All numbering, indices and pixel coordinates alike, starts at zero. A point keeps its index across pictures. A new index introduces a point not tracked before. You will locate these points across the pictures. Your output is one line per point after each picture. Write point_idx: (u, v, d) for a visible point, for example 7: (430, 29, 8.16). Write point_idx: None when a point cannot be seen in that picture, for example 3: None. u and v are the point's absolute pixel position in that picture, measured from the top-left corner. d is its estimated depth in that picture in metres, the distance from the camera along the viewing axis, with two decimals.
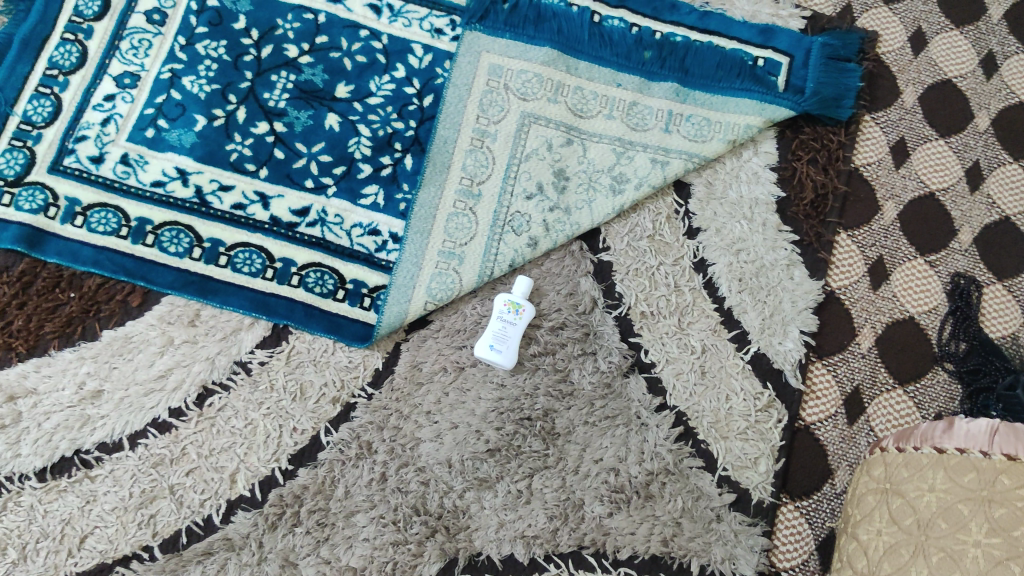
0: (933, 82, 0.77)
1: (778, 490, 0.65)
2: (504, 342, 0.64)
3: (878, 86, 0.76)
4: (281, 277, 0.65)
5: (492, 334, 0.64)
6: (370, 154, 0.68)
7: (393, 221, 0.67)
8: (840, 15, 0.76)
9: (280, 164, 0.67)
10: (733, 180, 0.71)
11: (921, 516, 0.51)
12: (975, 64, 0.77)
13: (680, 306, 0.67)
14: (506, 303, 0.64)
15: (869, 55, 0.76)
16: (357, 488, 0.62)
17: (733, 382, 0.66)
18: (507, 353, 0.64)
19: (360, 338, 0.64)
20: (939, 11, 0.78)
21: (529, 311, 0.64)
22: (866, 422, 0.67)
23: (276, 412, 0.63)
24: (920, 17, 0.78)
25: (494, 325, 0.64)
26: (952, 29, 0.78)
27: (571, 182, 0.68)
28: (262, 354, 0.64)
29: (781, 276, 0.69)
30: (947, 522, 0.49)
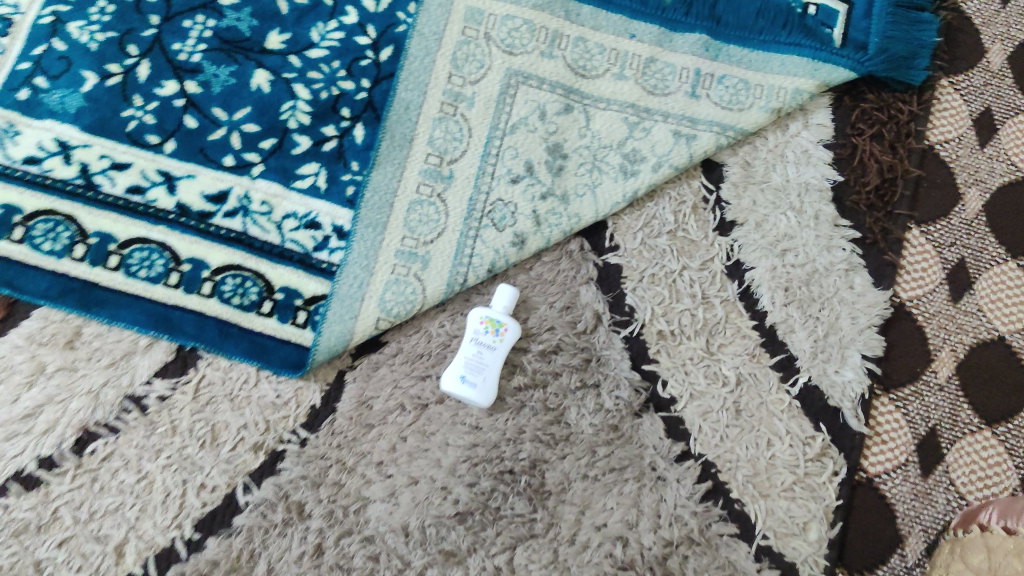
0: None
1: (833, 563, 0.49)
2: (478, 373, 0.49)
3: (955, 43, 0.61)
4: (189, 284, 0.50)
5: (463, 363, 0.49)
6: (309, 123, 0.53)
7: (337, 210, 0.52)
8: None
9: (192, 136, 0.52)
10: (776, 161, 0.56)
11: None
12: None
13: (708, 323, 0.52)
14: (483, 321, 0.50)
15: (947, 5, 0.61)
16: (283, 564, 0.46)
17: (777, 423, 0.51)
18: (483, 388, 0.49)
19: (290, 366, 0.49)
20: None
21: (513, 331, 0.50)
22: (944, 475, 0.52)
23: (179, 463, 0.48)
24: None
25: (467, 351, 0.49)
26: None
27: (570, 160, 0.53)
28: (162, 385, 0.49)
29: (837, 285, 0.54)
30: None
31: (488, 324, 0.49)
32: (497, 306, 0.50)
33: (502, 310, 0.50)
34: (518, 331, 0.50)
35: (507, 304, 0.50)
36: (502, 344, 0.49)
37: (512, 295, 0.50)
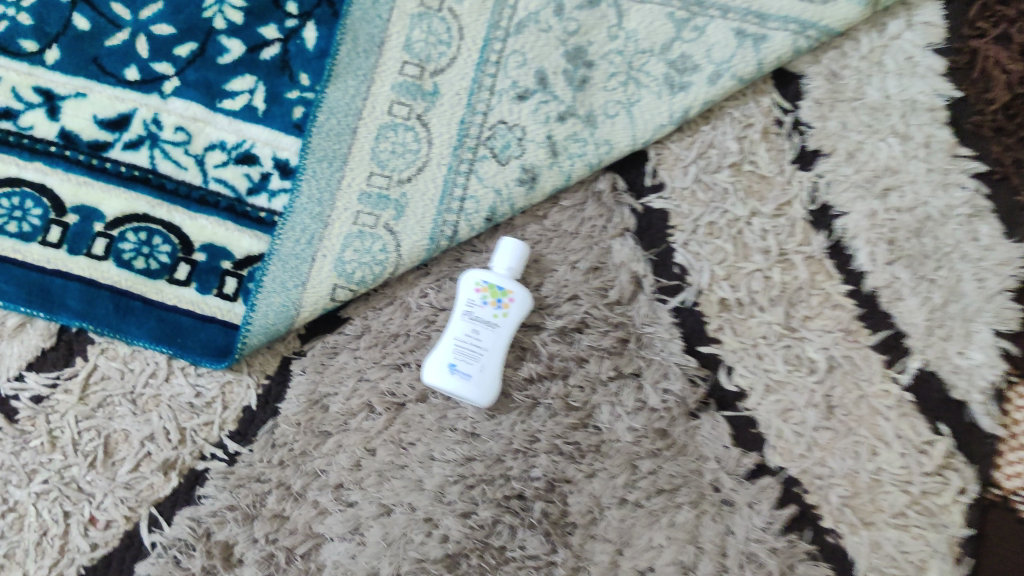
0: None
1: None
2: (473, 362, 0.35)
3: None
4: (75, 242, 0.36)
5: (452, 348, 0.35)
6: (241, 22, 0.39)
7: (280, 138, 0.38)
8: None
9: (83, 41, 0.38)
10: (874, 67, 0.41)
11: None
12: None
13: (787, 288, 0.39)
14: (478, 288, 0.36)
15: None
16: None
17: (882, 424, 0.37)
18: (480, 382, 0.35)
19: (213, 354, 0.35)
20: None
21: (521, 302, 0.36)
22: None
23: (60, 491, 0.35)
24: None
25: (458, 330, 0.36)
26: None
27: (597, 69, 0.39)
28: (39, 382, 0.36)
29: (960, 234, 0.39)
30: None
31: (485, 293, 0.36)
32: (497, 267, 0.36)
33: (504, 274, 0.36)
34: (527, 302, 0.36)
35: (512, 265, 0.36)
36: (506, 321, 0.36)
37: (518, 252, 0.36)
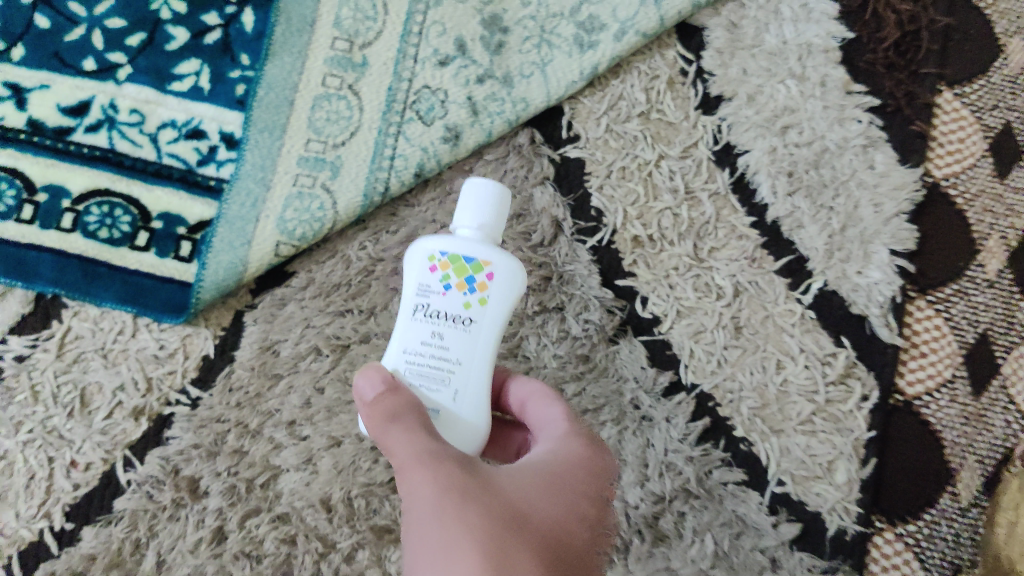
0: None
1: (867, 511, 0.40)
2: (456, 384, 0.30)
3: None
4: (45, 218, 0.40)
5: (409, 371, 0.30)
6: (185, 11, 0.42)
7: (224, 113, 0.42)
8: None
9: (43, 37, 0.42)
10: (770, 18, 0.45)
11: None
12: None
13: (695, 223, 0.42)
14: (435, 267, 0.31)
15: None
16: (176, 556, 0.38)
17: (787, 340, 0.41)
18: (472, 402, 0.30)
19: (172, 310, 0.40)
20: None
21: (505, 274, 0.31)
22: (1002, 390, 0.42)
23: (46, 438, 0.39)
24: None
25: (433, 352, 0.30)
26: None
27: (513, 34, 0.43)
28: (21, 343, 0.40)
29: (854, 165, 0.43)
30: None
31: (446, 274, 0.31)
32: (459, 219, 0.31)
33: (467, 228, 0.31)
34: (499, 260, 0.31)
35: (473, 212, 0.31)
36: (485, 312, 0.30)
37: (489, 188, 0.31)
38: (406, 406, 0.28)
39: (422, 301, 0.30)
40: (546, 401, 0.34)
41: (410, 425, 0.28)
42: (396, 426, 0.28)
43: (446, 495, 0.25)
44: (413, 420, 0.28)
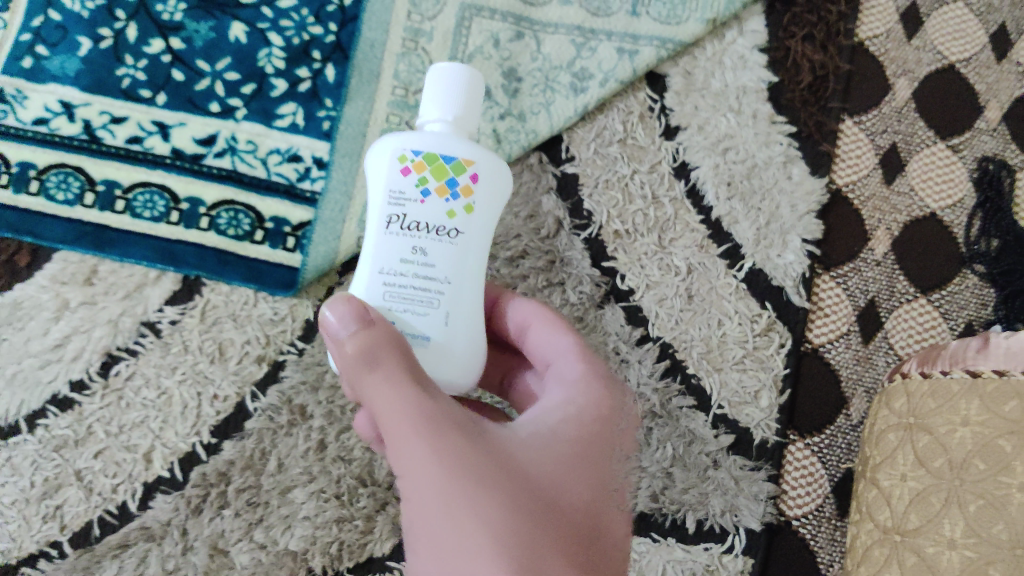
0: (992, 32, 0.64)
1: (784, 427, 0.56)
2: (442, 305, 0.38)
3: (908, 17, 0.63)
4: (188, 220, 0.56)
5: (392, 295, 0.38)
6: (284, 67, 0.58)
7: (315, 143, 0.57)
8: None
9: (180, 88, 0.57)
10: (715, 68, 0.60)
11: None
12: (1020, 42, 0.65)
13: (659, 220, 0.58)
14: (406, 170, 0.39)
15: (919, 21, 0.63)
16: (292, 460, 0.53)
17: (727, 305, 0.57)
18: (452, 326, 0.39)
19: (284, 286, 0.55)
20: None
21: (480, 166, 0.39)
22: (884, 340, 0.58)
23: (193, 378, 0.54)
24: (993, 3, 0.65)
25: (417, 261, 0.38)
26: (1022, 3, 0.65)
27: (525, 83, 0.58)
28: (173, 311, 0.55)
29: (777, 176, 0.58)
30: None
31: (421, 175, 0.38)
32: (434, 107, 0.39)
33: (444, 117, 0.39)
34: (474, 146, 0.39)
35: (446, 98, 0.39)
36: (467, 214, 0.39)
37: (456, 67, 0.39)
38: (383, 348, 0.37)
39: (398, 206, 0.39)
40: (569, 347, 0.47)
41: (394, 386, 0.36)
42: (378, 372, 0.36)
43: (444, 467, 0.36)
44: (393, 367, 0.36)
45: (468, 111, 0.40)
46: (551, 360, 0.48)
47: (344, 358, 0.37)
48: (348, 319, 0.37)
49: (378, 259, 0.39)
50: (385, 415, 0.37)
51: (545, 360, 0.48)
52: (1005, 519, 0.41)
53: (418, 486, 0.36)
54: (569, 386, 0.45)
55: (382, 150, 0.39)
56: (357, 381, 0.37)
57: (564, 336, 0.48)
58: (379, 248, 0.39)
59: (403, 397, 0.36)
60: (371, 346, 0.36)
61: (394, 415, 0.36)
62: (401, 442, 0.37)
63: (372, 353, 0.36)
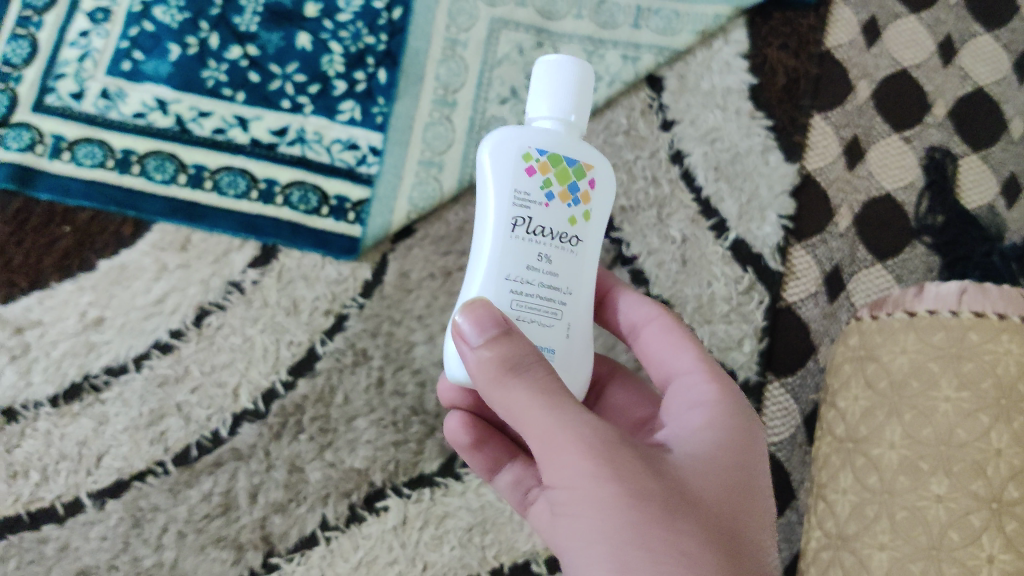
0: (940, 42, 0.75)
1: (763, 368, 0.67)
2: (565, 316, 0.44)
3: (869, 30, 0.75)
4: (266, 198, 0.66)
5: (523, 304, 0.43)
6: (344, 71, 0.69)
7: (371, 134, 0.68)
8: None
9: (257, 88, 0.68)
10: (704, 71, 0.72)
11: (884, 474, 0.53)
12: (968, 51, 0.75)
13: (659, 198, 0.69)
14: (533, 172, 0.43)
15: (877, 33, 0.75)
16: (356, 394, 0.65)
17: (714, 268, 0.68)
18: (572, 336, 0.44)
19: (347, 251, 0.66)
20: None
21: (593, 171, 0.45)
22: (846, 298, 0.70)
23: (272, 327, 0.65)
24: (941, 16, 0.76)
25: (546, 272, 0.43)
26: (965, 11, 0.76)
27: None
28: (255, 273, 0.66)
29: (756, 163, 0.70)
30: (908, 478, 0.52)
31: (547, 178, 0.43)
32: (546, 103, 0.44)
33: (558, 112, 0.44)
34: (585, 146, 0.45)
35: (557, 95, 0.44)
36: (584, 220, 0.44)
37: (564, 64, 0.44)
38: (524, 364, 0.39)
39: (527, 209, 0.43)
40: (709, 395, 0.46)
41: (545, 409, 0.38)
42: (521, 378, 0.39)
43: (597, 499, 0.38)
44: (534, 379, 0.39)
45: (578, 106, 0.45)
46: (673, 374, 0.49)
47: (479, 368, 0.40)
48: (479, 326, 0.40)
49: (505, 264, 0.43)
50: (532, 433, 0.39)
51: (666, 370, 0.50)
52: (932, 424, 0.52)
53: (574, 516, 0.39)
54: (712, 417, 0.45)
55: (507, 152, 0.44)
56: (489, 393, 0.40)
57: (687, 357, 0.49)
58: (506, 252, 0.43)
59: (559, 421, 0.38)
60: (506, 353, 0.39)
61: (546, 437, 0.39)
62: (559, 457, 0.39)
63: (514, 364, 0.39)
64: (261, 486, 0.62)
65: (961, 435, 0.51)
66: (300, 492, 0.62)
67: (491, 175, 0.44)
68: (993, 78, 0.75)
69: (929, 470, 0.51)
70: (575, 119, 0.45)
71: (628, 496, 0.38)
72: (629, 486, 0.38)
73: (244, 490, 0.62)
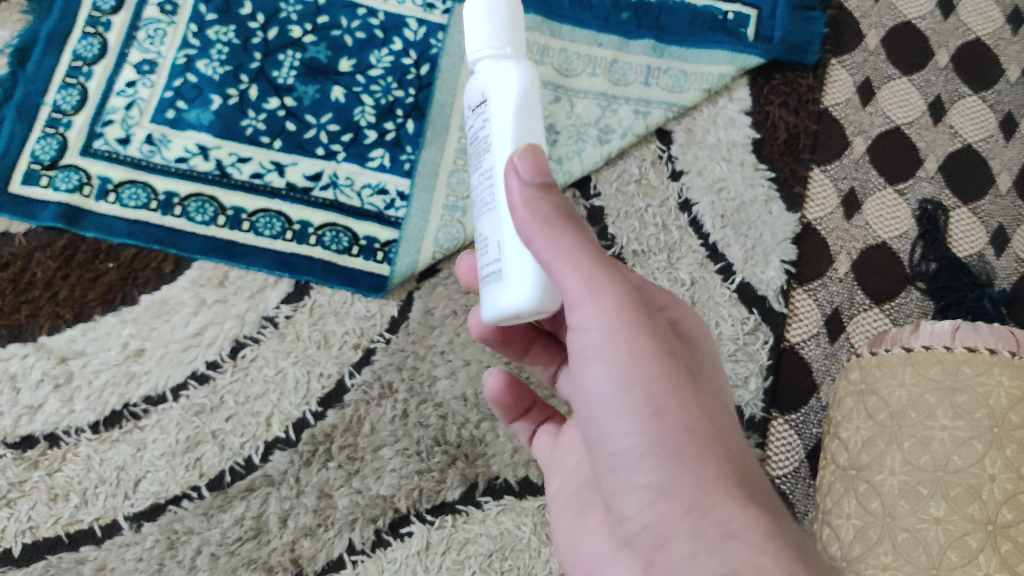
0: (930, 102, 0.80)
1: (768, 405, 0.71)
2: None
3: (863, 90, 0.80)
4: (300, 238, 0.70)
5: None
6: (375, 121, 0.73)
7: (399, 180, 0.72)
8: (838, 44, 0.80)
9: (293, 136, 0.72)
10: (710, 126, 0.77)
11: (885, 499, 0.56)
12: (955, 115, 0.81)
13: (669, 243, 0.74)
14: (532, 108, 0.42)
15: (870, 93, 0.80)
16: (382, 424, 0.68)
17: (721, 309, 0.72)
18: None
19: (376, 289, 0.70)
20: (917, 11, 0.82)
21: None
22: (846, 339, 0.73)
23: (304, 359, 0.69)
24: (932, 77, 0.81)
25: None
26: (955, 76, 0.81)
27: (561, 135, 0.73)
28: (288, 308, 0.70)
29: (760, 212, 0.75)
30: (909, 503, 0.55)
31: None
32: (488, 34, 0.42)
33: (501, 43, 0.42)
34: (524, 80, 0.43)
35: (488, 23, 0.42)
36: None
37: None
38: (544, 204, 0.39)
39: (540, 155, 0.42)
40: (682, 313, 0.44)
41: (587, 254, 0.38)
42: (568, 226, 0.39)
43: (631, 350, 0.38)
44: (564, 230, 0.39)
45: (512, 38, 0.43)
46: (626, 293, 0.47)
47: (529, 207, 0.38)
48: (534, 172, 0.39)
49: None
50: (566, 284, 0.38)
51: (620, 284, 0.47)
52: (930, 452, 0.56)
53: (599, 361, 0.38)
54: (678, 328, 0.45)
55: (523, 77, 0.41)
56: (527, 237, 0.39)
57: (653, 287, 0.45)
58: None
59: (596, 270, 0.38)
60: (554, 202, 0.39)
61: (586, 283, 0.38)
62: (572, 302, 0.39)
63: (561, 211, 0.39)
64: (292, 511, 0.66)
65: (957, 462, 0.55)
66: (329, 517, 0.66)
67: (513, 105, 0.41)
68: (982, 135, 0.80)
69: (928, 494, 0.55)
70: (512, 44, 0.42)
71: (659, 349, 0.38)
72: (656, 340, 0.38)
73: (275, 514, 0.65)
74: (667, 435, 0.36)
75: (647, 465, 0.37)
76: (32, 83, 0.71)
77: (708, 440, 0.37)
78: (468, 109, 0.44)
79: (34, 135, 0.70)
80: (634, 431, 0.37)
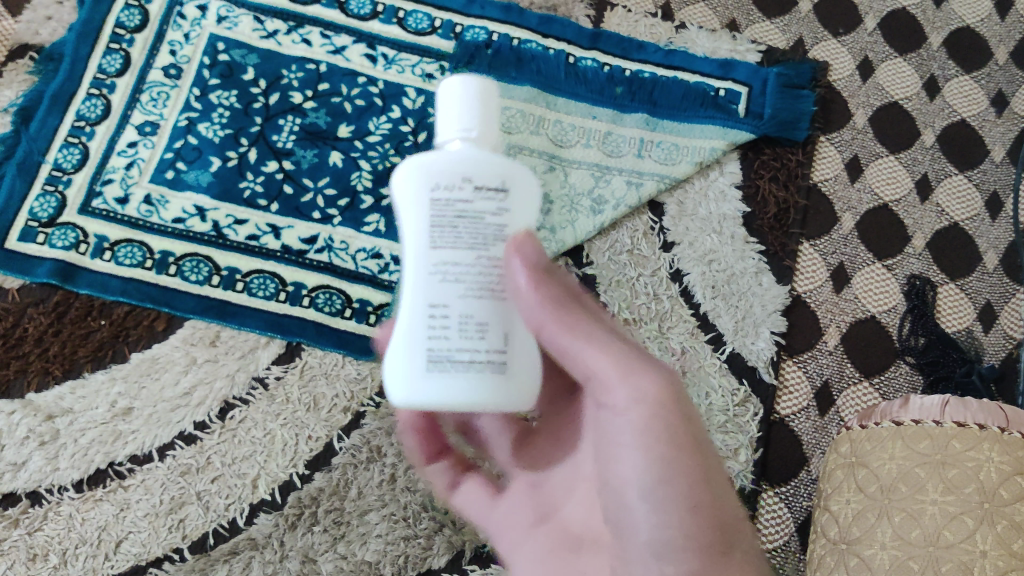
0: (915, 181, 0.82)
1: (758, 477, 0.72)
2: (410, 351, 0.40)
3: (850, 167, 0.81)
4: (293, 300, 0.71)
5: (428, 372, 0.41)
6: (371, 186, 0.74)
7: (394, 244, 0.73)
8: (827, 121, 0.82)
9: (290, 199, 0.73)
10: (701, 199, 0.78)
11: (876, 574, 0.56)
12: (941, 194, 0.82)
13: (659, 312, 0.74)
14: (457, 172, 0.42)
15: (858, 172, 0.81)
16: (369, 488, 0.68)
17: (712, 379, 0.73)
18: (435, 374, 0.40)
19: (367, 352, 0.70)
20: (903, 90, 0.84)
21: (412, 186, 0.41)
22: (836, 413, 0.74)
23: (293, 422, 0.69)
24: (918, 156, 0.83)
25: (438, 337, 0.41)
26: (941, 156, 0.83)
27: (555, 204, 0.74)
28: (278, 369, 0.70)
29: (751, 283, 0.75)
30: None
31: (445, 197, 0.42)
32: (456, 122, 0.40)
33: (468, 129, 0.40)
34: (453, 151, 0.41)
35: (470, 111, 0.40)
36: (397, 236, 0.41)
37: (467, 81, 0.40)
38: (566, 306, 0.41)
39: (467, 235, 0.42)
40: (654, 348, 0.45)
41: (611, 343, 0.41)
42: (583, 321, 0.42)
43: (668, 436, 0.39)
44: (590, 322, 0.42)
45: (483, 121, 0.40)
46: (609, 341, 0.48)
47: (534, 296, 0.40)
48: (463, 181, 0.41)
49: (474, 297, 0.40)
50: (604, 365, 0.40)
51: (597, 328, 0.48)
52: (920, 526, 0.56)
53: (632, 446, 0.40)
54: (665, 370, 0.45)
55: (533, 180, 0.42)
56: (556, 328, 0.41)
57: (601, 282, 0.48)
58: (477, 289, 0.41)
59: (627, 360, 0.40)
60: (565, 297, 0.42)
61: (623, 368, 0.40)
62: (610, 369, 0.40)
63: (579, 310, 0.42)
64: None
65: (948, 537, 0.55)
66: None
67: (529, 199, 0.42)
68: (967, 215, 0.82)
69: (919, 569, 0.54)
70: (494, 136, 0.41)
71: (695, 441, 0.40)
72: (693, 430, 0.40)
73: None
74: (699, 531, 0.38)
75: (673, 558, 0.38)
76: (34, 142, 0.71)
77: (732, 537, 0.38)
78: (441, 187, 0.40)
79: (33, 192, 0.71)
80: (661, 524, 0.38)
